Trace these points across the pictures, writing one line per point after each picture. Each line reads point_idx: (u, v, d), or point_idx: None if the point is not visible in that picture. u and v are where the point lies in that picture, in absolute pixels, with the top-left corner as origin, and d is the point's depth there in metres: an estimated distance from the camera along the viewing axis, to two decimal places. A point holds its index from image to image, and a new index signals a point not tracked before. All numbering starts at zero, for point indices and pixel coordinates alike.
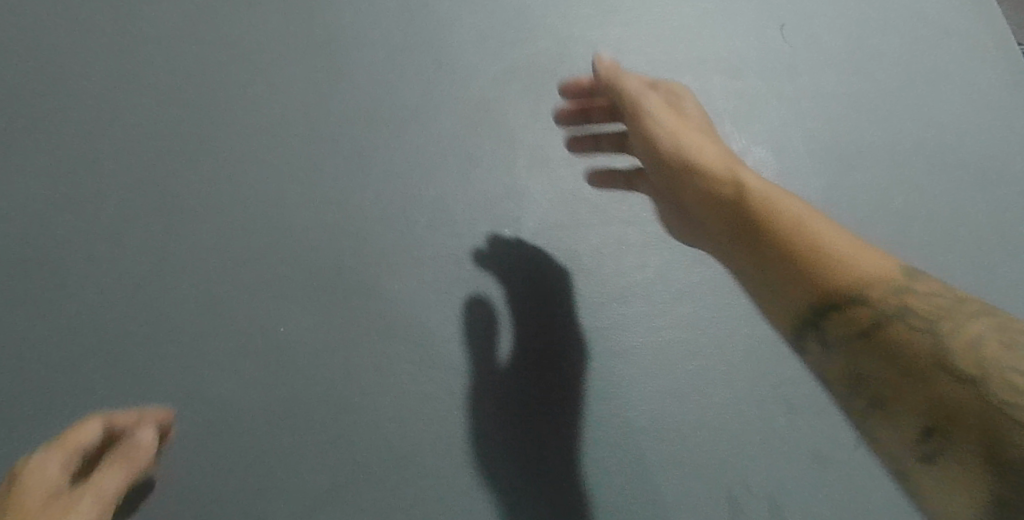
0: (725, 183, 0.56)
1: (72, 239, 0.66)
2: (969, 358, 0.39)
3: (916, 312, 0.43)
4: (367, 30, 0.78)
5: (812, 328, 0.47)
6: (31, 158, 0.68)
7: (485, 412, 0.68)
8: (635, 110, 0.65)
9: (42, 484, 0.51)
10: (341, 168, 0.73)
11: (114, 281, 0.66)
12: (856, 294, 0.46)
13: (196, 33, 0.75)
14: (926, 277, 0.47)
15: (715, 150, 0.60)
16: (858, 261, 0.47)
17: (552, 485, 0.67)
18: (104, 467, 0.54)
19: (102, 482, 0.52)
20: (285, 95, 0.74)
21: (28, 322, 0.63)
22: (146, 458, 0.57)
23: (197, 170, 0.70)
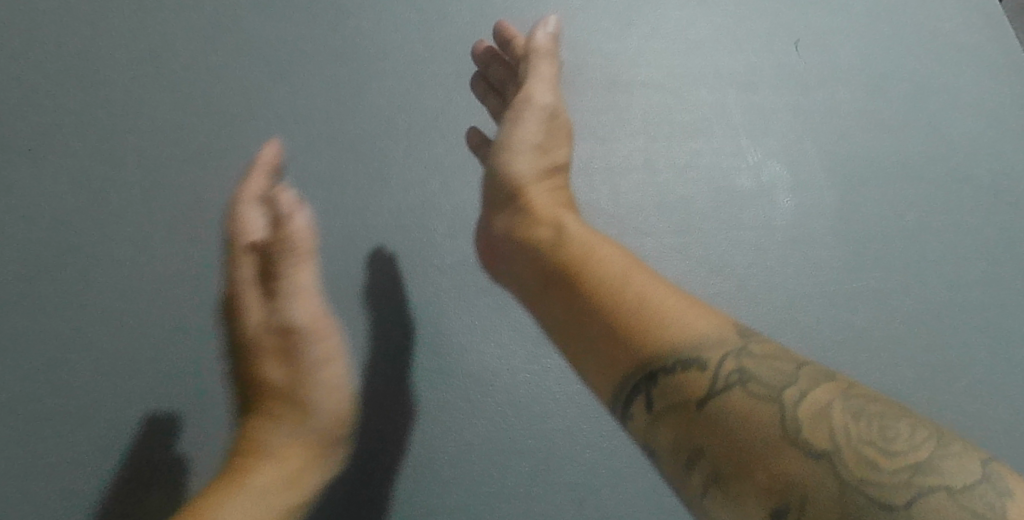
0: (546, 230, 0.59)
1: (119, 245, 0.70)
2: (818, 434, 0.40)
3: (762, 379, 0.43)
4: (389, 43, 0.80)
5: (638, 391, 0.46)
6: (83, 168, 0.72)
7: (503, 419, 0.69)
8: (508, 135, 0.70)
9: (262, 336, 0.67)
10: (365, 178, 0.75)
11: (157, 285, 0.70)
12: (680, 357, 0.45)
13: (230, 48, 0.78)
14: (760, 336, 0.47)
15: (544, 193, 0.65)
16: (679, 322, 0.47)
17: (568, 491, 0.68)
18: (291, 286, 0.68)
19: (303, 310, 0.68)
20: (314, 106, 0.77)
21: (79, 324, 0.68)
22: (304, 235, 0.69)
23: (232, 181, 0.74)
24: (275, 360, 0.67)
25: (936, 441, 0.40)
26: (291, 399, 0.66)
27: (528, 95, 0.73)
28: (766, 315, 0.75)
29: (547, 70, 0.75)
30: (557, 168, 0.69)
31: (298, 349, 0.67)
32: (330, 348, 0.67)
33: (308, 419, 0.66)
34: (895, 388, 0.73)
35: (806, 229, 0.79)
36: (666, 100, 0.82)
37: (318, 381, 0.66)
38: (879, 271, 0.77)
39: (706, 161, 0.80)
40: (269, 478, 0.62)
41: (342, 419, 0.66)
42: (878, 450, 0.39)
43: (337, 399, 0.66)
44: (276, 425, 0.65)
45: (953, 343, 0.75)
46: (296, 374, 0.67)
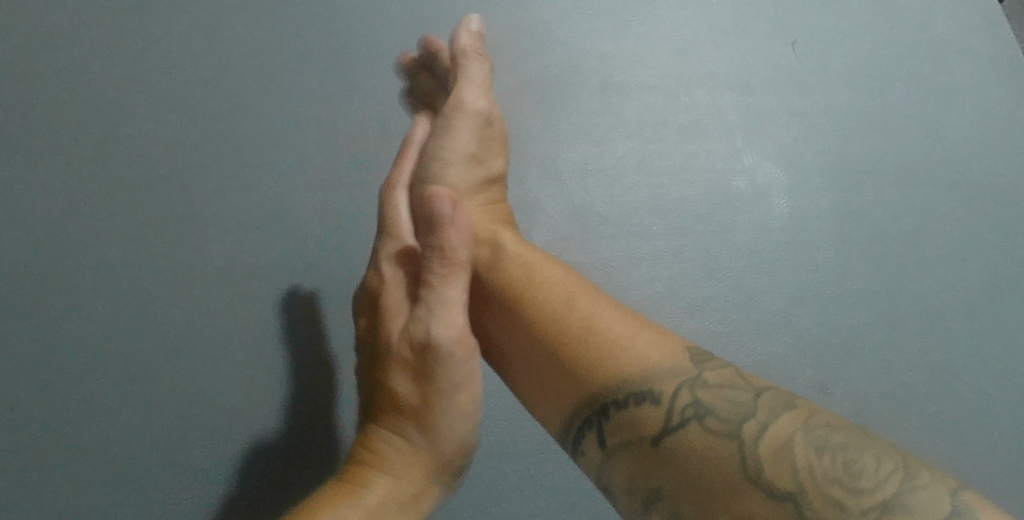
0: (485, 247, 0.58)
1: (98, 239, 0.67)
2: (781, 473, 0.36)
3: (717, 413, 0.40)
4: (381, 35, 0.77)
5: (589, 425, 0.45)
6: (59, 158, 0.69)
7: (495, 424, 0.67)
8: (438, 143, 0.65)
9: (398, 351, 0.58)
10: (355, 174, 0.73)
11: (139, 281, 0.67)
12: (631, 391, 0.43)
13: (215, 37, 0.75)
14: (714, 361, 0.45)
15: (480, 210, 0.63)
16: (624, 352, 0.45)
17: (561, 496, 0.66)
18: (434, 299, 0.56)
19: (448, 331, 0.55)
20: (302, 98, 0.74)
21: (56, 321, 0.65)
22: (461, 248, 0.56)
23: (218, 175, 0.71)
24: (404, 375, 0.57)
25: (904, 472, 0.36)
26: (417, 424, 0.57)
27: (457, 100, 0.67)
28: (761, 318, 0.74)
29: (478, 71, 0.68)
30: (490, 181, 0.66)
31: (435, 368, 0.56)
32: (471, 370, 0.57)
33: (433, 445, 0.57)
34: (894, 391, 0.73)
35: (802, 232, 0.78)
36: (661, 102, 0.81)
37: (451, 403, 0.57)
38: (875, 275, 0.77)
39: (700, 163, 0.80)
40: (382, 494, 0.55)
41: (465, 444, 0.58)
42: (843, 488, 0.35)
43: (468, 420, 0.58)
44: (393, 449, 0.57)
45: (951, 345, 0.75)
46: (425, 397, 0.56)
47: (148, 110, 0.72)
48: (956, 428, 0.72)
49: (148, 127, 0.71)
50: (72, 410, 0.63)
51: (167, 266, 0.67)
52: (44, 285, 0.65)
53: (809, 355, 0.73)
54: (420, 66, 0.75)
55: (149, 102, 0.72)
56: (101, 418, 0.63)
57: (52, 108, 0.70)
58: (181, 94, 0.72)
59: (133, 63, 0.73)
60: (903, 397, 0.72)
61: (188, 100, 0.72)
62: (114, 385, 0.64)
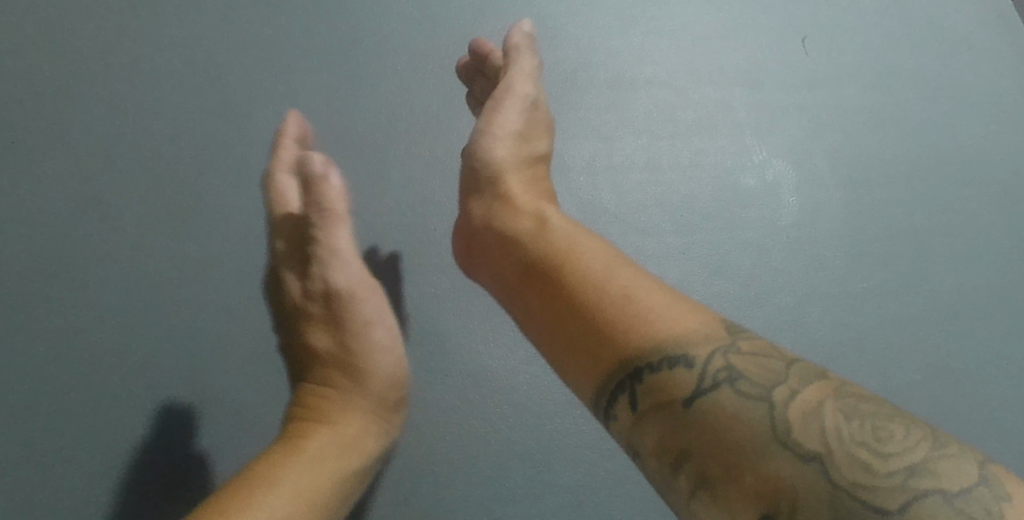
0: (530, 220, 0.53)
1: (116, 244, 0.69)
2: (808, 434, 0.36)
3: (750, 377, 0.39)
4: (393, 39, 0.79)
5: (623, 390, 0.41)
6: (78, 165, 0.70)
7: (504, 422, 0.68)
8: (488, 120, 0.63)
9: (303, 306, 0.62)
10: (367, 174, 0.74)
11: (157, 283, 0.68)
12: (667, 354, 0.40)
13: (232, 44, 0.76)
14: (750, 334, 0.43)
15: (523, 183, 0.59)
16: (664, 317, 0.43)
17: (568, 491, 0.67)
18: (326, 252, 0.61)
19: (344, 276, 0.61)
20: (317, 101, 0.76)
21: (73, 325, 0.66)
22: (338, 191, 0.62)
23: (233, 177, 0.72)
24: (322, 328, 0.61)
25: (931, 440, 0.36)
26: (343, 369, 0.59)
27: (507, 85, 0.66)
28: (769, 314, 0.74)
29: (529, 62, 0.69)
30: (536, 159, 0.63)
31: (344, 314, 0.60)
32: (378, 307, 0.62)
33: (365, 386, 0.59)
34: (902, 389, 0.73)
35: (812, 228, 0.78)
36: (670, 98, 0.81)
37: (369, 340, 0.60)
38: (884, 273, 0.77)
39: (710, 160, 0.80)
40: (325, 443, 0.54)
41: (398, 379, 0.61)
42: (871, 451, 0.35)
43: (391, 356, 0.61)
44: (336, 394, 0.58)
45: (961, 343, 0.75)
46: (345, 343, 0.60)
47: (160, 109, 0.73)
48: (963, 424, 0.72)
49: (164, 123, 0.73)
50: (85, 407, 0.64)
51: (182, 260, 0.69)
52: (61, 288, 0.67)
53: (818, 353, 0.73)
54: (476, 71, 0.74)
55: (160, 99, 0.74)
56: (114, 417, 0.64)
57: (73, 115, 0.72)
58: (196, 95, 0.74)
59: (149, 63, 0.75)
60: (911, 395, 0.72)
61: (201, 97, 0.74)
62: (129, 386, 0.65)
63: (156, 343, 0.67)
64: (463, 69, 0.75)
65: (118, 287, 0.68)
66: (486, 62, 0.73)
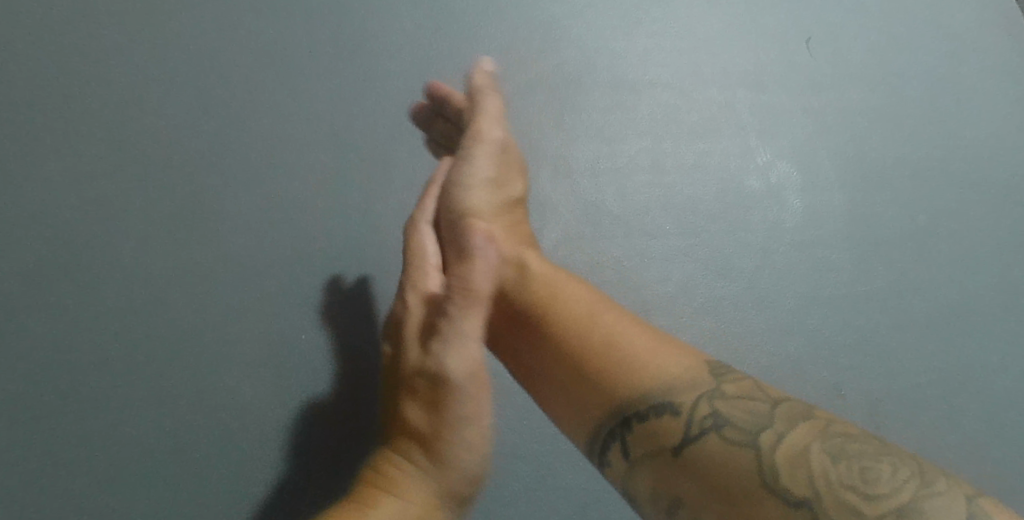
0: (509, 269, 0.57)
1: (109, 233, 0.66)
2: (796, 479, 0.36)
3: (735, 423, 0.40)
4: (396, 36, 0.77)
5: (614, 438, 0.43)
6: (69, 153, 0.68)
7: (507, 424, 0.66)
8: (456, 173, 0.64)
9: (412, 380, 0.56)
10: (370, 171, 0.72)
11: (151, 275, 0.66)
12: (650, 402, 0.43)
13: (231, 37, 0.74)
14: (735, 374, 0.44)
15: (501, 231, 0.61)
16: (645, 363, 0.45)
17: (572, 494, 0.66)
18: (449, 328, 0.56)
19: (460, 358, 0.55)
20: (318, 96, 0.74)
21: (65, 317, 0.63)
22: (484, 288, 0.56)
23: (232, 171, 0.70)
24: (415, 403, 0.56)
25: (921, 479, 0.36)
26: (426, 451, 0.54)
27: (477, 130, 0.65)
28: (772, 318, 0.74)
29: (494, 102, 0.67)
30: (513, 204, 0.64)
31: (446, 399, 0.54)
32: (479, 408, 0.55)
33: (443, 478, 0.54)
34: (907, 392, 0.72)
35: (815, 231, 0.78)
36: (674, 101, 0.81)
37: (463, 438, 0.54)
38: (887, 274, 0.77)
39: (713, 161, 0.80)
40: (389, 515, 0.52)
41: (476, 476, 0.56)
42: (857, 494, 0.35)
43: (475, 451, 0.55)
44: (404, 476, 0.54)
45: (966, 347, 0.75)
46: (437, 426, 0.54)
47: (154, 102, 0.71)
48: (967, 423, 0.72)
49: (157, 118, 0.71)
50: (77, 404, 0.62)
51: (173, 256, 0.67)
52: (53, 279, 0.64)
53: (822, 356, 0.73)
54: (435, 114, 0.72)
55: (159, 93, 0.71)
56: (108, 415, 0.62)
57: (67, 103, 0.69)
58: (194, 85, 0.72)
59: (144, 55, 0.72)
60: (917, 400, 0.72)
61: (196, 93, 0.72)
62: (121, 383, 0.63)
63: (144, 344, 0.64)
64: (417, 113, 0.73)
65: (109, 279, 0.65)
66: (446, 106, 0.71)
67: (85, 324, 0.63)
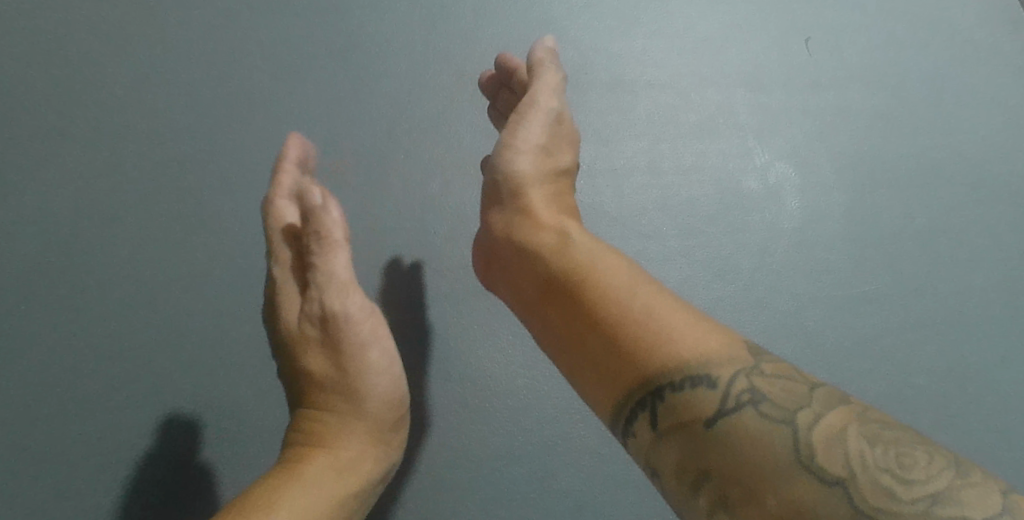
0: (551, 235, 0.53)
1: (118, 244, 0.69)
2: (832, 459, 0.36)
3: (774, 400, 0.39)
4: (393, 37, 0.77)
5: (643, 408, 0.41)
6: (77, 168, 0.70)
7: (502, 425, 0.68)
8: (509, 134, 0.61)
9: (302, 330, 0.60)
10: (367, 175, 0.73)
11: (158, 285, 0.68)
12: (689, 373, 0.41)
13: (232, 45, 0.75)
14: (771, 356, 0.43)
15: (546, 197, 0.57)
16: (682, 338, 0.43)
17: (568, 494, 0.66)
18: (325, 278, 0.59)
19: (348, 301, 0.59)
20: (315, 101, 0.74)
21: (76, 325, 0.66)
22: (338, 225, 0.60)
23: (236, 178, 0.71)
24: (319, 349, 0.59)
25: (953, 469, 0.36)
26: (342, 392, 0.59)
27: (533, 97, 0.64)
28: (770, 318, 0.74)
29: (553, 76, 0.66)
30: (559, 174, 0.61)
31: (344, 338, 0.59)
32: (374, 332, 0.60)
33: (360, 408, 0.59)
34: (905, 394, 0.72)
35: (813, 231, 0.78)
36: (672, 101, 0.81)
37: (367, 365, 0.59)
38: (885, 275, 0.76)
39: (711, 162, 0.79)
40: (323, 465, 0.55)
41: (394, 403, 0.60)
42: (894, 477, 0.35)
43: (386, 378, 0.60)
44: (332, 419, 0.58)
45: (963, 348, 0.75)
46: (341, 365, 0.59)
47: (150, 112, 0.73)
48: (963, 422, 0.72)
49: (161, 130, 0.72)
50: (89, 406, 0.64)
51: (168, 261, 0.69)
52: (64, 291, 0.67)
53: (817, 357, 0.73)
54: (499, 86, 0.72)
55: (164, 104, 0.73)
56: (116, 419, 0.64)
57: (75, 117, 0.71)
58: (197, 94, 0.73)
59: (142, 65, 0.74)
60: (914, 401, 0.72)
61: (195, 101, 0.73)
62: (130, 388, 0.65)
63: (144, 356, 0.66)
64: (486, 80, 0.73)
65: (118, 287, 0.67)
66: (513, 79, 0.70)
67: (88, 325, 0.66)
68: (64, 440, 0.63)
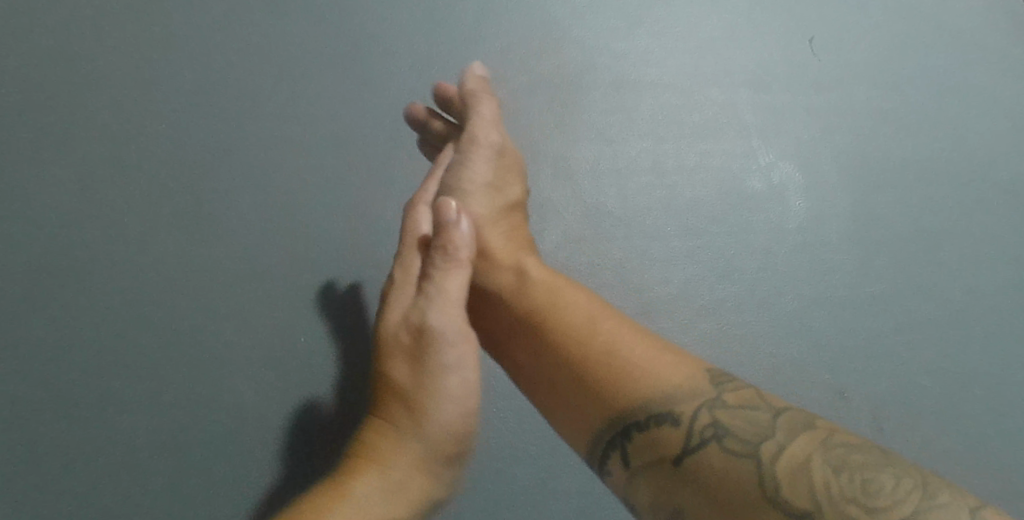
0: (509, 275, 0.58)
1: (118, 240, 0.67)
2: (798, 494, 0.36)
3: (736, 432, 0.39)
4: (397, 37, 0.77)
5: (614, 447, 0.43)
6: (77, 162, 0.68)
7: (506, 427, 0.67)
8: (455, 179, 0.65)
9: (396, 336, 0.58)
10: (372, 175, 0.72)
11: (158, 282, 0.66)
12: (652, 411, 0.42)
13: (233, 37, 0.73)
14: (734, 381, 0.43)
15: (499, 234, 0.62)
16: (652, 371, 0.44)
17: (572, 495, 0.66)
18: (438, 293, 0.58)
19: (442, 316, 0.57)
20: (320, 98, 0.74)
21: (74, 322, 0.64)
22: (466, 240, 0.59)
23: (239, 174, 0.70)
24: (402, 361, 0.58)
25: (921, 493, 0.36)
26: (409, 408, 0.56)
27: (472, 136, 0.67)
28: (773, 319, 0.74)
29: (489, 108, 0.68)
30: (512, 207, 0.65)
31: (431, 353, 0.57)
32: (462, 356, 0.57)
33: (422, 433, 0.56)
34: (910, 396, 0.72)
35: (818, 231, 0.77)
36: (675, 101, 0.81)
37: (443, 388, 0.56)
38: (890, 275, 0.76)
39: (714, 162, 0.79)
40: (369, 488, 0.54)
41: (458, 433, 0.57)
42: (858, 507, 0.35)
43: (455, 408, 0.57)
44: (389, 433, 0.56)
45: (969, 348, 0.74)
46: (418, 382, 0.56)
47: (151, 106, 0.70)
48: (968, 423, 0.71)
49: (160, 123, 0.70)
50: (87, 406, 0.63)
51: (167, 263, 0.67)
52: (61, 287, 0.65)
53: (822, 359, 0.73)
54: (435, 111, 0.72)
55: (165, 97, 0.71)
56: (114, 418, 0.63)
57: (72, 108, 0.69)
58: (199, 87, 0.72)
59: (142, 55, 0.72)
60: (919, 404, 0.72)
61: (196, 96, 0.71)
62: (129, 385, 0.64)
63: (144, 354, 0.65)
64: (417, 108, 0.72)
65: (118, 285, 0.66)
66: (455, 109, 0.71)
67: (83, 327, 0.64)
68: (61, 440, 0.62)
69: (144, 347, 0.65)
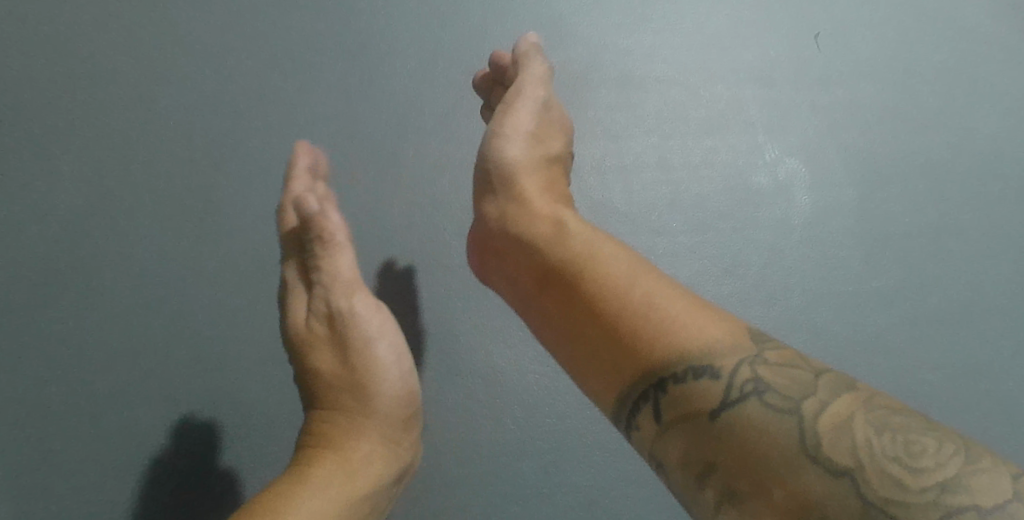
0: (548, 224, 0.52)
1: (126, 237, 0.68)
2: (839, 450, 0.36)
3: (778, 390, 0.39)
4: (403, 34, 0.77)
5: (645, 400, 0.41)
6: (83, 162, 0.69)
7: (512, 421, 0.69)
8: (499, 121, 0.62)
9: (310, 328, 0.58)
10: (379, 172, 0.73)
11: (167, 277, 0.67)
12: (691, 364, 0.40)
13: (238, 39, 0.74)
14: (775, 342, 0.42)
15: (539, 183, 0.58)
16: (687, 328, 0.42)
17: (579, 487, 0.68)
18: (330, 278, 0.59)
19: (352, 298, 0.58)
20: (325, 96, 0.74)
21: (81, 318, 0.66)
22: (339, 226, 0.60)
23: (246, 172, 0.71)
24: (328, 350, 0.58)
25: (962, 454, 0.36)
26: (349, 389, 0.57)
27: (517, 92, 0.64)
28: (780, 314, 0.74)
29: (540, 65, 0.67)
30: (550, 161, 0.61)
31: (353, 335, 0.57)
32: (382, 324, 0.59)
33: (371, 407, 0.57)
34: (916, 390, 0.72)
35: (824, 227, 0.77)
36: (680, 97, 0.81)
37: (372, 359, 0.57)
38: (897, 271, 0.76)
39: (721, 158, 0.79)
40: (332, 470, 0.53)
41: (405, 391, 0.58)
42: (901, 465, 0.35)
43: (395, 372, 0.58)
44: (344, 420, 0.56)
45: (973, 342, 0.74)
46: (348, 363, 0.57)
47: (156, 105, 0.71)
48: (974, 418, 0.72)
49: (166, 119, 0.71)
50: (94, 398, 0.64)
51: (172, 261, 0.68)
52: (67, 282, 0.66)
53: (830, 353, 0.73)
54: (494, 82, 0.71)
55: (169, 98, 0.71)
56: (124, 411, 0.65)
57: (78, 107, 0.70)
58: (204, 86, 0.72)
59: (148, 58, 0.72)
60: (924, 397, 0.72)
61: (201, 92, 0.72)
62: (139, 379, 0.65)
63: (154, 346, 0.66)
64: (480, 80, 0.73)
65: (127, 278, 0.67)
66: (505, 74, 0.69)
67: (85, 326, 0.65)
68: (70, 434, 0.63)
69: (148, 343, 0.66)
